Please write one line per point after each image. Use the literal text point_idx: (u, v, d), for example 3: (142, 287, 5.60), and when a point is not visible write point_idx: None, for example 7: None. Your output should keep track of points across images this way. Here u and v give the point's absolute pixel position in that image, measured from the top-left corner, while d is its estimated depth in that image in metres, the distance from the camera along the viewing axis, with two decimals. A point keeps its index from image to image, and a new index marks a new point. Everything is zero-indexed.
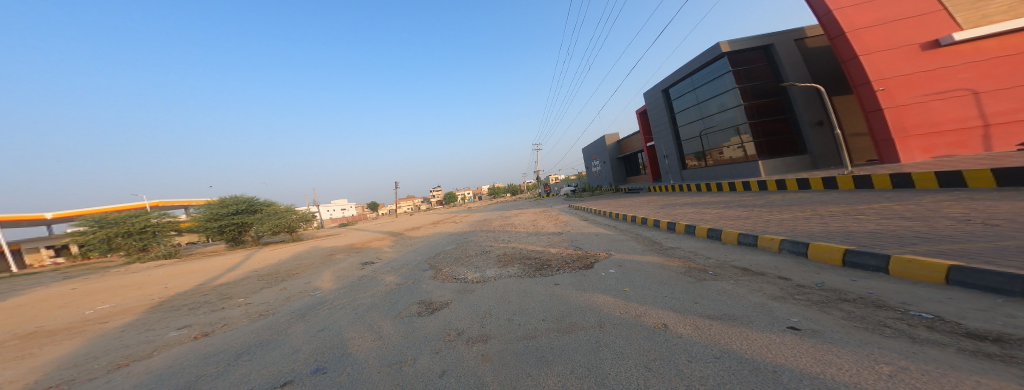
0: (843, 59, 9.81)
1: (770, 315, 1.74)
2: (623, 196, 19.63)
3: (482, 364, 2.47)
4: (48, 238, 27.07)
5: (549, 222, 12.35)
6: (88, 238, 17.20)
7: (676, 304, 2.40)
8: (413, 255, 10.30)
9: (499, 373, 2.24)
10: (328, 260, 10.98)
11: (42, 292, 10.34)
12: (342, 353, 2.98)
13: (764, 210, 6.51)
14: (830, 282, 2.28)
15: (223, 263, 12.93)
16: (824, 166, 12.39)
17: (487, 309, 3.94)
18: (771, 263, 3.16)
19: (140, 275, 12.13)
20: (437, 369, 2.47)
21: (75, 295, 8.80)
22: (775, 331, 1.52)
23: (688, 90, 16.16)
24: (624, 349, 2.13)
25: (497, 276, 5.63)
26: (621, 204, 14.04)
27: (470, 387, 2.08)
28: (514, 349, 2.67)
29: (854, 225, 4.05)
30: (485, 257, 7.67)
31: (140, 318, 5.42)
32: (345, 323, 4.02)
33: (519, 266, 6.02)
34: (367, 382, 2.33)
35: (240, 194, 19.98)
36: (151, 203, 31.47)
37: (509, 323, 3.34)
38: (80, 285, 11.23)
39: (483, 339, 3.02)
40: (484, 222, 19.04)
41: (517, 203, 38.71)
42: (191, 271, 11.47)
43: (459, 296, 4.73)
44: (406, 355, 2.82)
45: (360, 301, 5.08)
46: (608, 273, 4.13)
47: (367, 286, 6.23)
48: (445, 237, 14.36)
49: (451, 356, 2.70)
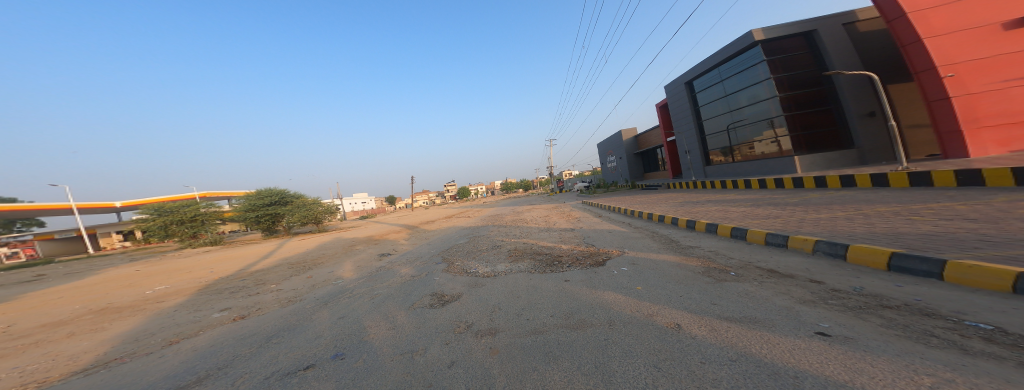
0: (902, 44, 8.86)
1: (796, 319, 1.67)
2: (639, 192, 19.27)
3: (490, 357, 2.49)
4: (118, 224, 30.18)
5: (561, 218, 12.28)
6: (150, 225, 18.88)
7: (692, 305, 2.34)
8: (427, 247, 10.53)
9: (506, 365, 2.26)
10: (350, 251, 11.42)
11: (112, 272, 11.43)
12: (359, 341, 3.08)
13: (798, 208, 6.22)
14: (871, 288, 2.16)
15: (257, 251, 13.67)
16: (873, 161, 11.60)
17: (497, 303, 3.97)
18: (802, 265, 3.03)
19: (186, 259, 13.05)
20: (446, 359, 2.51)
21: (136, 276, 9.61)
22: (801, 336, 1.45)
23: (715, 82, 15.58)
24: (632, 348, 2.10)
25: (507, 271, 5.66)
26: (638, 200, 13.79)
27: (478, 378, 2.11)
28: (521, 343, 2.69)
29: (906, 226, 3.80)
30: (497, 251, 7.74)
31: (190, 298, 5.82)
32: (362, 312, 4.13)
33: (530, 262, 6.03)
34: (381, 370, 2.40)
35: (275, 187, 20.82)
36: (200, 194, 33.96)
37: (518, 318, 3.36)
38: (142, 266, 12.31)
39: (492, 333, 3.05)
40: (496, 216, 19.17)
41: (529, 199, 38.72)
42: (231, 257, 12.26)
43: (469, 289, 4.79)
44: (418, 345, 2.88)
45: (377, 291, 5.21)
46: (620, 271, 4.07)
47: (384, 277, 6.42)
48: (458, 231, 14.57)
49: (460, 348, 2.74)
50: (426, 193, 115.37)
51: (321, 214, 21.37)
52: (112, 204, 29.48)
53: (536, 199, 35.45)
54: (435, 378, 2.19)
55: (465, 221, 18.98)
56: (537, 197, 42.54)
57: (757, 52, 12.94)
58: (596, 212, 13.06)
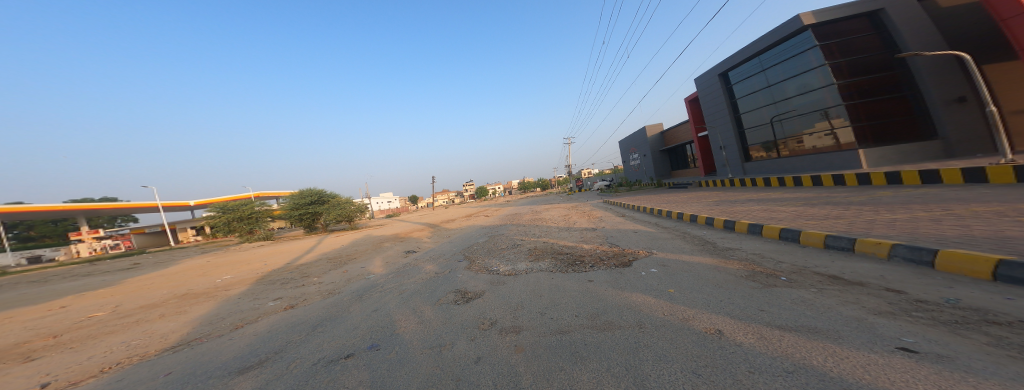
0: (1002, 18, 7.85)
1: (870, 332, 1.52)
2: (668, 191, 18.59)
3: (516, 355, 2.48)
4: (191, 220, 34.08)
5: (580, 217, 12.11)
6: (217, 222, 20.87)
7: (735, 310, 2.22)
8: (449, 245, 10.77)
9: (532, 363, 2.26)
10: (379, 247, 11.92)
11: (186, 262, 12.87)
12: (391, 333, 3.19)
13: (860, 209, 5.67)
14: (971, 301, 1.92)
15: (301, 246, 14.69)
16: (963, 153, 10.30)
17: (520, 301, 3.97)
18: (876, 272, 2.76)
19: (246, 252, 14.43)
20: (472, 355, 2.54)
21: (206, 266, 10.73)
22: (876, 351, 1.32)
23: (755, 71, 14.63)
24: (666, 352, 2.03)
25: (528, 270, 5.66)
26: (669, 198, 13.33)
27: (506, 376, 2.11)
28: (547, 342, 2.67)
29: (1007, 230, 3.35)
30: (517, 250, 7.76)
31: (253, 288, 6.36)
32: (393, 306, 4.29)
33: (551, 261, 5.99)
34: (412, 362, 2.47)
35: (315, 187, 22.12)
36: (253, 193, 37.27)
37: (541, 317, 3.34)
38: (211, 258, 13.76)
39: (516, 330, 3.05)
40: (515, 215, 19.28)
41: (547, 198, 38.55)
42: (279, 251, 13.30)
43: (492, 287, 4.83)
44: (446, 339, 2.95)
45: (405, 287, 5.40)
46: (648, 272, 3.93)
47: (410, 273, 6.64)
48: (478, 230, 14.74)
49: (486, 344, 2.77)
50: (446, 192, 118.62)
51: (353, 212, 22.49)
52: (184, 205, 33.04)
53: (555, 198, 35.23)
54: (463, 373, 2.21)
55: (484, 220, 19.25)
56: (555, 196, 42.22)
57: (808, 37, 11.96)
58: (617, 211, 12.76)
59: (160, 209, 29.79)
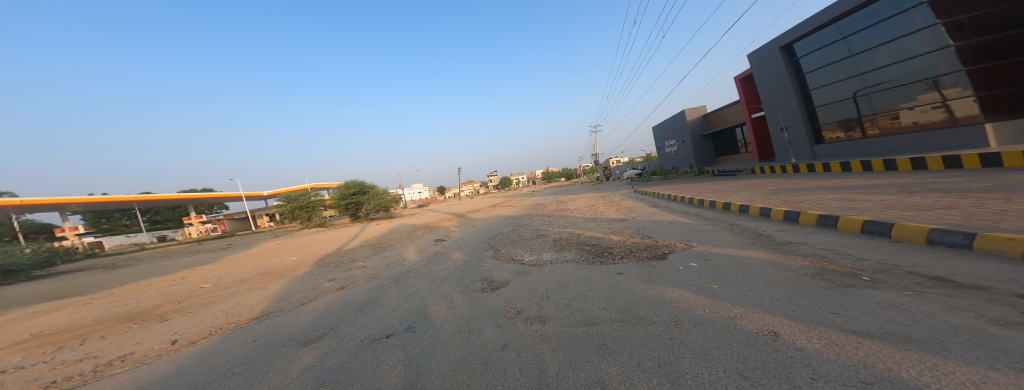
0: None
1: (989, 346, 1.28)
2: (706, 179, 17.77)
3: (541, 344, 2.44)
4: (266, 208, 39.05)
5: (611, 207, 11.85)
6: (283, 210, 22.85)
7: (796, 311, 2.01)
8: (475, 235, 11.02)
9: (557, 353, 2.21)
10: (412, 235, 12.56)
11: (266, 243, 14.88)
12: (425, 317, 3.30)
13: (972, 200, 4.85)
14: None
15: (347, 233, 15.84)
16: None
17: (545, 292, 3.92)
18: (1003, 274, 2.35)
19: (313, 236, 16.07)
20: (498, 342, 2.54)
21: (276, 248, 12.12)
22: (994, 367, 1.12)
23: (834, 40, 12.83)
24: (706, 351, 1.90)
25: (553, 260, 5.60)
26: (710, 186, 12.97)
27: (532, 363, 2.08)
28: (573, 333, 2.60)
29: None
30: (541, 241, 7.71)
31: (314, 268, 7.00)
32: (426, 292, 4.45)
33: (576, 251, 5.91)
34: (443, 345, 2.51)
35: (357, 179, 23.20)
36: (310, 185, 41.09)
37: (568, 308, 3.27)
38: (285, 240, 15.66)
39: (541, 320, 3.02)
40: (539, 205, 19.16)
41: (574, 187, 38.24)
42: (333, 237, 14.56)
43: (517, 277, 4.81)
44: (474, 326, 2.98)
45: (436, 274, 5.54)
46: (686, 266, 3.71)
47: (440, 260, 6.86)
48: (501, 220, 14.90)
49: (511, 332, 2.75)
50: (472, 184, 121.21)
51: (390, 202, 23.57)
52: (259, 194, 37.27)
53: (583, 187, 34.94)
54: (490, 359, 2.22)
55: (511, 210, 19.39)
56: (580, 185, 41.64)
57: None
58: (651, 200, 12.36)
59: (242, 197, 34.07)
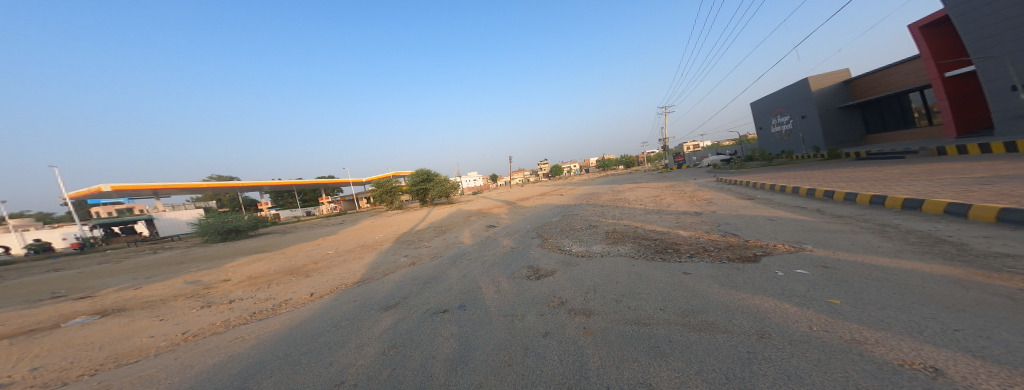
0: None
1: None
2: (793, 168, 15.72)
3: (585, 339, 2.49)
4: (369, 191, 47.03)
5: (690, 198, 10.80)
6: (373, 194, 25.59)
7: (972, 347, 1.51)
8: (523, 223, 11.36)
9: (597, 348, 2.30)
10: (466, 222, 13.88)
11: (364, 222, 18.37)
12: (476, 299, 3.84)
13: None
14: None
15: (417, 216, 17.61)
16: None
17: (593, 284, 3.81)
18: None
19: (396, 217, 18.56)
20: (540, 329, 2.75)
21: (360, 232, 14.79)
22: None
23: None
24: (801, 373, 1.54)
25: (604, 253, 5.28)
26: (805, 177, 11.66)
27: (571, 353, 2.28)
28: (620, 330, 2.55)
29: None
30: (592, 232, 7.29)
31: (394, 246, 10.74)
32: (478, 275, 4.98)
33: (632, 246, 5.43)
34: (488, 327, 2.90)
35: (422, 168, 24.69)
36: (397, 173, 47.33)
37: (617, 304, 3.13)
38: (377, 219, 18.70)
39: (586, 313, 2.99)
40: (591, 196, 18.42)
41: (638, 176, 36.78)
42: (407, 220, 16.78)
43: (563, 267, 4.69)
44: (518, 310, 3.26)
45: (486, 258, 5.91)
46: (787, 273, 3.08)
47: (490, 245, 7.18)
48: (551, 209, 14.82)
49: (553, 321, 2.89)
50: (530, 173, 123.08)
51: (451, 189, 25.04)
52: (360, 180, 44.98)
53: (653, 175, 33.28)
54: (530, 344, 2.51)
55: (570, 198, 18.92)
56: (648, 174, 39.46)
57: None
58: (739, 192, 10.92)
59: (353, 182, 41.29)
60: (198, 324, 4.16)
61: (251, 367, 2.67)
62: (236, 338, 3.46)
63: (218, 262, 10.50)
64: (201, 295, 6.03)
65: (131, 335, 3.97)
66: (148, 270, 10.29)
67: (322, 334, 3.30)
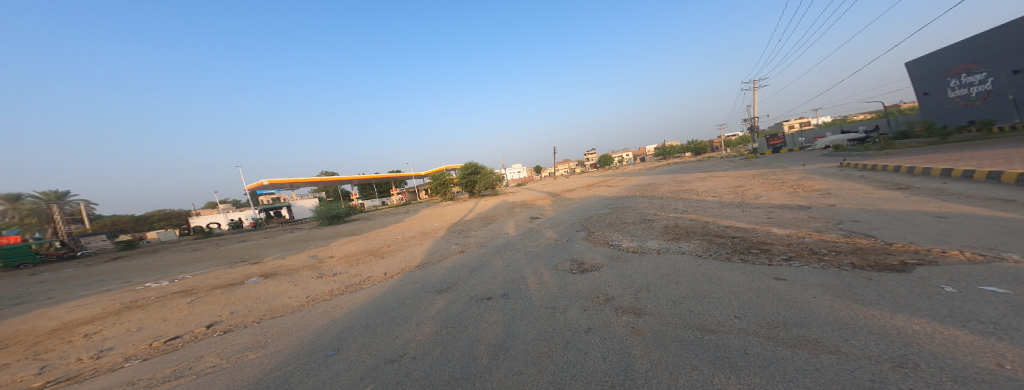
0: None
1: None
2: (921, 154, 12.95)
3: (634, 340, 2.35)
4: None
5: (798, 190, 9.57)
6: (430, 186, 26.92)
7: None
8: (569, 215, 11.41)
9: (648, 350, 2.13)
10: (512, 212, 14.22)
11: (428, 210, 20.08)
12: (517, 288, 4.33)
13: None
14: None
15: (468, 206, 18.25)
16: None
17: (645, 283, 3.69)
18: None
19: (450, 206, 19.73)
20: (584, 325, 2.79)
21: (417, 220, 16.18)
22: None
23: None
24: None
25: (661, 249, 5.09)
26: (973, 161, 9.17)
27: (616, 352, 2.19)
28: (677, 334, 2.31)
29: None
30: (647, 226, 7.03)
31: (446, 233, 11.51)
32: (521, 265, 5.71)
33: (699, 243, 5.01)
34: (530, 316, 3.24)
35: (470, 162, 25.15)
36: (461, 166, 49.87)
37: (676, 306, 2.89)
38: (435, 209, 20.05)
39: (636, 312, 2.90)
40: (645, 187, 17.46)
41: (717, 163, 33.65)
42: (460, 209, 17.60)
43: (610, 263, 4.80)
44: (560, 304, 3.46)
45: (529, 250, 6.75)
46: (953, 290, 2.25)
47: (535, 237, 8.10)
48: (600, 201, 14.16)
49: (598, 317, 2.93)
50: (584, 163, 119.58)
51: (495, 181, 25.35)
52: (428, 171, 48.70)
53: (737, 161, 29.89)
54: (572, 339, 2.55)
55: (627, 187, 18.25)
56: (726, 161, 35.43)
57: None
58: (881, 182, 9.01)
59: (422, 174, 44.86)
60: (316, 291, 6.31)
61: (349, 328, 3.81)
62: (336, 305, 5.03)
63: (327, 241, 14.14)
64: (317, 268, 8.88)
65: (280, 296, 6.22)
66: (292, 244, 14.61)
67: (392, 309, 4.30)
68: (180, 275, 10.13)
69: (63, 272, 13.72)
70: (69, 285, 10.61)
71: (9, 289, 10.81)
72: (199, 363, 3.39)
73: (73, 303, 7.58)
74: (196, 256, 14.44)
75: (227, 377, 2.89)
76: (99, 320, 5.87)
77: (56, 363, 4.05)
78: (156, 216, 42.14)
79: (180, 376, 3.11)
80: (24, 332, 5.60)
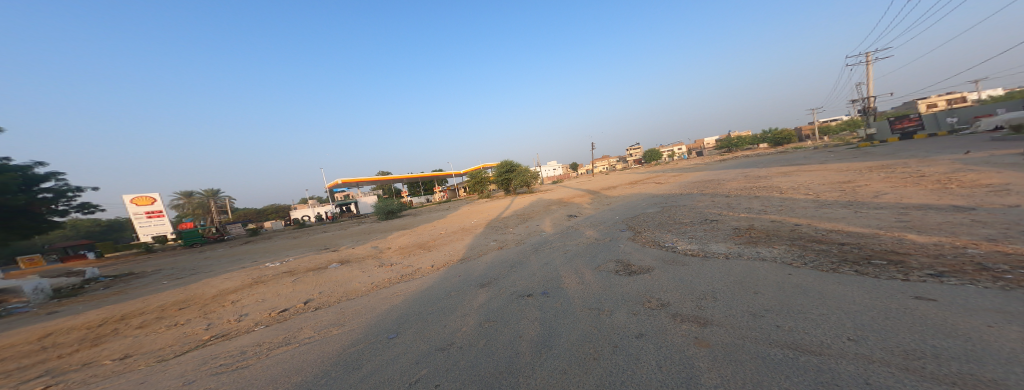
0: None
1: None
2: None
3: (699, 350, 2.24)
4: None
5: (948, 187, 7.71)
6: (468, 185, 28.21)
7: None
8: (610, 213, 11.03)
9: (715, 363, 2.00)
10: (549, 209, 14.24)
11: (471, 206, 21.06)
12: (558, 286, 4.54)
13: None
14: None
15: (505, 203, 18.74)
16: None
17: (709, 291, 3.53)
18: None
19: (489, 203, 20.48)
20: (634, 329, 2.78)
21: (458, 216, 17.24)
22: None
23: None
24: None
25: (728, 254, 4.92)
26: None
27: (674, 361, 2.12)
28: (750, 349, 2.14)
29: None
30: (711, 228, 6.79)
31: (485, 229, 12.05)
32: (559, 263, 5.95)
33: (783, 249, 4.76)
34: (575, 316, 3.34)
35: (505, 160, 25.65)
36: None
37: (754, 320, 2.64)
38: (475, 206, 20.91)
39: (701, 322, 2.76)
40: (706, 183, 15.80)
41: (808, 154, 28.44)
42: (499, 205, 18.17)
43: (662, 266, 4.79)
44: (606, 306, 3.50)
45: (568, 248, 6.95)
46: None
47: (573, 236, 8.25)
48: (645, 199, 13.34)
49: (652, 322, 2.89)
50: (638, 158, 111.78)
51: (530, 178, 25.16)
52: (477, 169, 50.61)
53: (840, 152, 24.79)
54: (621, 343, 2.54)
55: (687, 183, 16.72)
56: (819, 152, 29.78)
57: None
58: None
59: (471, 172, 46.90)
60: (377, 278, 7.23)
61: (403, 315, 4.33)
62: (394, 293, 5.71)
63: (389, 233, 15.86)
64: (379, 257, 10.11)
65: (349, 281, 7.31)
66: (361, 235, 16.70)
67: (442, 298, 4.78)
68: (283, 258, 12.49)
69: (211, 252, 17.96)
70: (219, 262, 13.83)
71: (186, 262, 14.66)
72: (299, 334, 4.20)
73: (222, 275, 9.94)
74: (293, 243, 17.53)
75: (316, 348, 3.54)
76: (239, 290, 7.56)
77: (216, 321, 5.43)
78: (269, 208, 52.35)
79: (288, 342, 3.93)
80: (197, 295, 7.51)
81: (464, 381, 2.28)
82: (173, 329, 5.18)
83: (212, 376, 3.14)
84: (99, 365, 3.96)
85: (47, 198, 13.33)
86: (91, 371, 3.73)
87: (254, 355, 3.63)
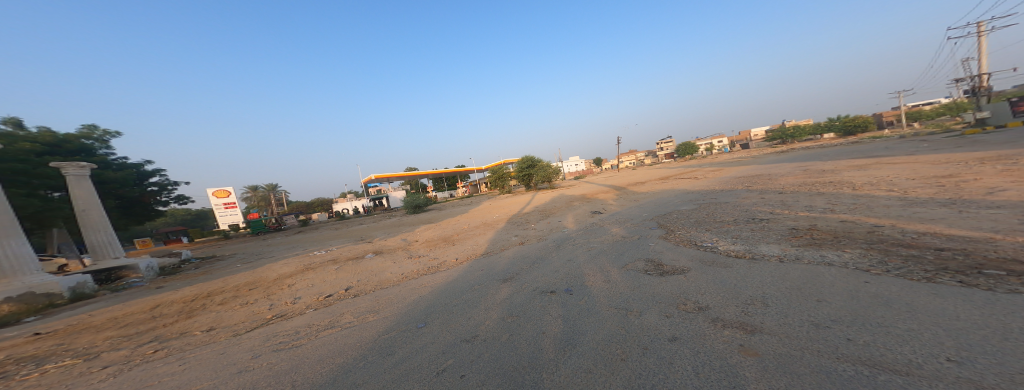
0: None
1: None
2: None
3: (744, 359, 1.96)
4: None
5: None
6: (489, 180, 28.40)
7: None
8: (638, 210, 10.47)
9: (765, 372, 1.72)
10: (572, 205, 13.91)
11: (495, 201, 21.23)
12: (582, 284, 4.40)
13: None
14: None
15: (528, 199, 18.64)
16: None
17: (756, 296, 3.17)
18: None
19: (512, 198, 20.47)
20: (667, 332, 2.56)
21: (481, 210, 17.47)
22: None
23: None
24: None
25: (783, 257, 4.36)
26: None
27: (715, 367, 1.90)
28: (809, 359, 1.83)
29: None
30: (758, 228, 6.13)
31: (506, 224, 12.09)
32: (583, 260, 5.76)
33: (856, 254, 4.10)
34: (600, 315, 3.19)
35: (527, 155, 25.44)
36: None
37: (814, 329, 2.28)
38: (497, 200, 21.07)
39: (747, 329, 2.45)
40: (755, 178, 14.28)
41: (891, 144, 24.27)
42: (523, 201, 18.09)
43: (699, 267, 4.42)
44: (635, 306, 3.29)
45: (592, 245, 6.72)
46: None
47: (597, 232, 7.96)
48: (677, 195, 12.49)
49: (687, 326, 2.65)
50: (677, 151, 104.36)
51: (552, 173, 24.78)
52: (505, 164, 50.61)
53: (935, 141, 20.81)
54: (652, 346, 2.35)
55: (729, 179, 15.26)
56: (906, 141, 25.27)
57: None
58: None
59: None
60: (406, 269, 7.58)
61: (431, 305, 4.46)
62: (422, 284, 5.93)
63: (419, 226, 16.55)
64: (408, 249, 10.61)
65: (381, 271, 7.74)
66: (393, 228, 17.63)
67: (466, 291, 4.86)
68: (326, 247, 13.61)
69: (268, 240, 20.20)
70: (277, 249, 15.45)
71: (252, 249, 16.63)
72: (342, 318, 4.52)
73: (279, 261, 11.09)
74: (334, 234, 19.06)
75: (356, 332, 3.78)
76: (292, 275, 8.33)
77: (276, 302, 6.03)
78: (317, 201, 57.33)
79: (333, 324, 4.27)
80: (263, 278, 8.44)
81: (488, 373, 2.25)
82: (245, 307, 5.87)
83: (274, 352, 3.47)
84: (190, 335, 4.61)
85: (155, 191, 15.86)
86: (187, 340, 4.35)
87: (307, 335, 3.96)
